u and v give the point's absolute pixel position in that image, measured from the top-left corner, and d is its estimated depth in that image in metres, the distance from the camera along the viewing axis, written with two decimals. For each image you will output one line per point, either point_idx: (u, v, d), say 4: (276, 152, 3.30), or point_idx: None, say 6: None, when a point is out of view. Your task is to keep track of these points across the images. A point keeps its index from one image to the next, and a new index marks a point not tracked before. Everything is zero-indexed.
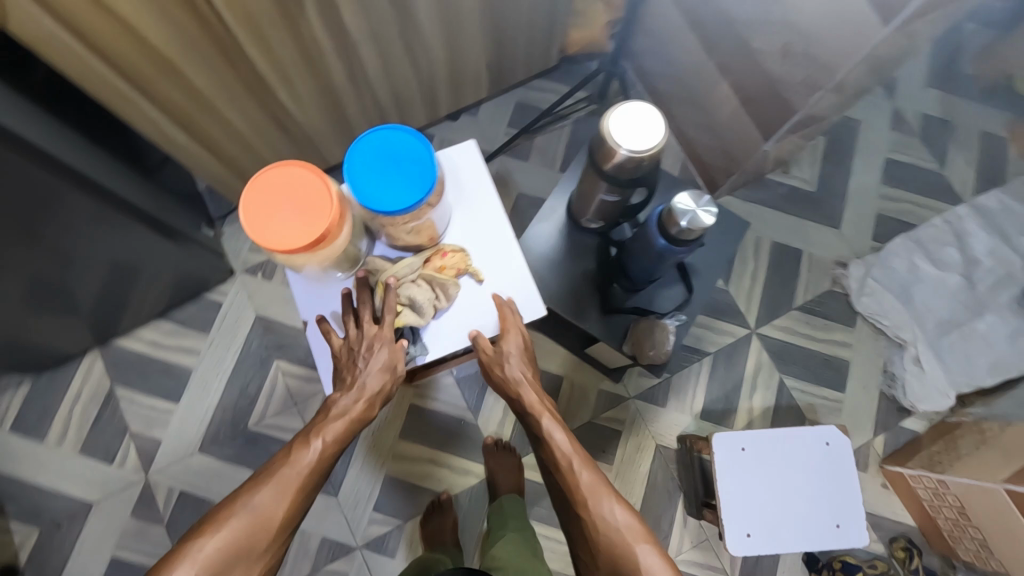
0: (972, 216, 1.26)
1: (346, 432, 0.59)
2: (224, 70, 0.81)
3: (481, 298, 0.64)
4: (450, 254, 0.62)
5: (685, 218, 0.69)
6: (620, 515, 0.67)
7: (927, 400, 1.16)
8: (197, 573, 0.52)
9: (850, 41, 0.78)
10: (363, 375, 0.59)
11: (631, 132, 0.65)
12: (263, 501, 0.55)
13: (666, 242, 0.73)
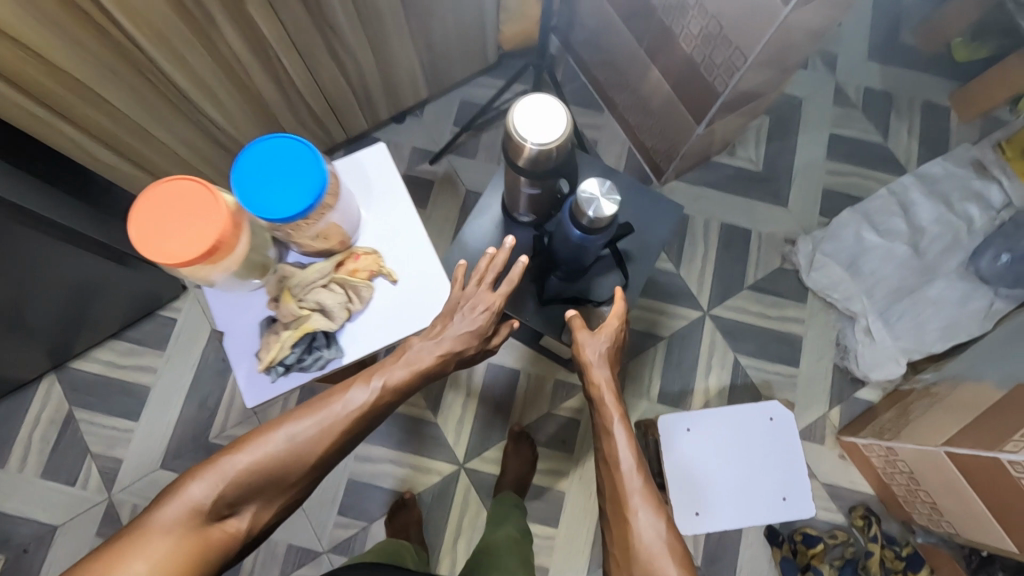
0: (916, 185, 1.28)
1: (397, 389, 0.60)
2: (145, 90, 0.81)
3: (397, 299, 0.64)
4: (362, 256, 0.63)
5: (591, 208, 0.71)
6: (657, 535, 0.61)
7: (879, 370, 1.18)
8: (228, 485, 0.52)
9: (758, 22, 0.79)
10: (456, 327, 0.63)
11: (536, 126, 0.67)
12: (306, 435, 0.55)
13: (580, 233, 0.74)
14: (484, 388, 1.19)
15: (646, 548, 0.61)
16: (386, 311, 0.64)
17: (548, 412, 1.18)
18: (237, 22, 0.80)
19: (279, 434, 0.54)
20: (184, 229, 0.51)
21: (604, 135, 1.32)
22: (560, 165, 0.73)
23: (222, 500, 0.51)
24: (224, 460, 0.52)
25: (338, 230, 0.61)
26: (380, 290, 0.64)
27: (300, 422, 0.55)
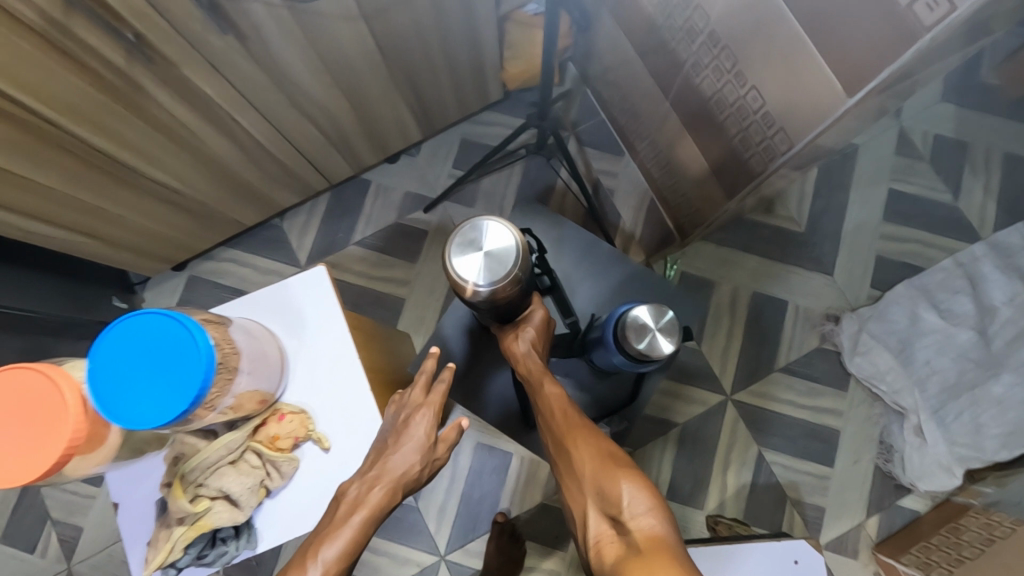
0: (989, 256, 1.09)
1: (349, 542, 0.46)
2: (71, 163, 0.70)
3: (326, 472, 0.53)
4: (287, 419, 0.51)
5: (645, 341, 0.53)
6: (654, 517, 0.46)
7: (928, 480, 1.02)
8: None
9: (804, 105, 0.63)
10: (390, 456, 0.50)
11: (477, 263, 0.55)
12: None
13: (623, 359, 0.56)
14: (471, 472, 1.07)
15: (646, 536, 0.45)
16: (313, 487, 0.52)
17: (541, 503, 1.06)
18: (173, 87, 0.68)
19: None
20: (30, 435, 0.39)
21: (621, 185, 1.16)
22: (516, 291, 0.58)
23: None
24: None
25: (255, 392, 0.49)
26: (309, 458, 0.53)
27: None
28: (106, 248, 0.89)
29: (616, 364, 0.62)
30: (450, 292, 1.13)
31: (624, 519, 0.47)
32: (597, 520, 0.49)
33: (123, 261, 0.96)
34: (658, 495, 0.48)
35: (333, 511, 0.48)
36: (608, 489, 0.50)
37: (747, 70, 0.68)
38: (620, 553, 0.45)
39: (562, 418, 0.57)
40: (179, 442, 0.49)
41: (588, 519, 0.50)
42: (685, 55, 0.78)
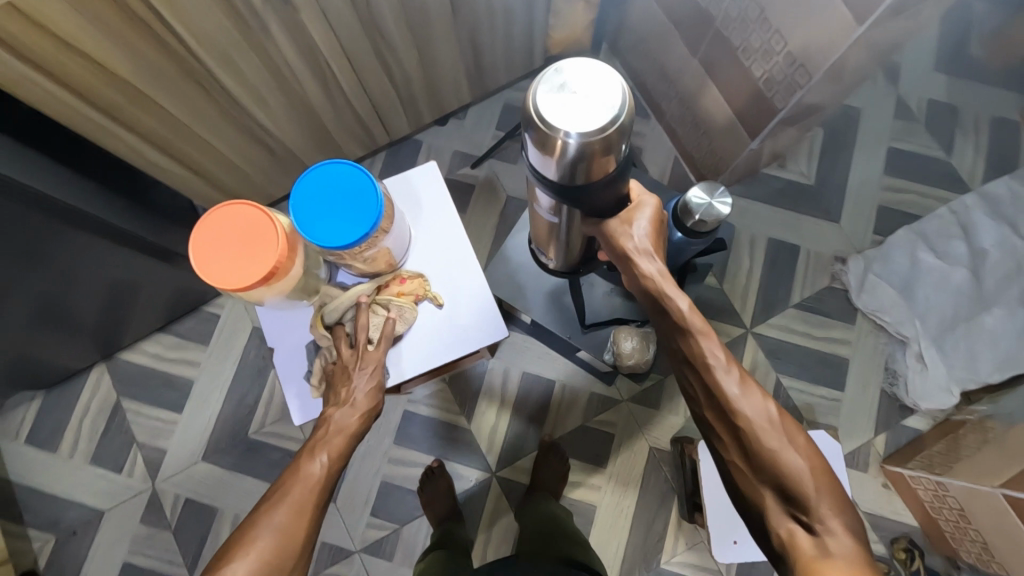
0: (978, 205, 1.21)
1: (328, 464, 0.58)
2: (198, 96, 0.82)
3: (438, 321, 0.71)
4: (408, 280, 0.70)
5: (703, 211, 0.63)
6: (845, 529, 0.52)
7: (930, 399, 1.14)
8: None
9: (825, 38, 0.76)
10: (356, 389, 0.63)
11: (574, 109, 0.46)
12: (282, 525, 0.53)
13: (682, 235, 0.67)
14: (518, 398, 1.18)
15: (839, 546, 0.51)
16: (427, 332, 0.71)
17: (581, 425, 1.17)
18: (290, 31, 0.80)
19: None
20: (246, 252, 0.51)
21: (648, 144, 1.28)
22: (610, 183, 0.54)
23: None
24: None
25: (389, 254, 0.65)
26: (426, 311, 0.71)
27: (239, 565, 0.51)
28: (203, 185, 1.01)
29: (675, 251, 0.73)
30: (496, 240, 1.26)
31: (809, 518, 0.53)
32: (775, 506, 0.54)
33: (212, 202, 1.08)
34: (845, 500, 0.53)
35: (310, 440, 0.60)
36: (798, 492, 0.53)
37: (773, 16, 0.81)
38: (803, 543, 0.52)
39: (724, 380, 0.56)
40: (326, 293, 0.68)
41: (764, 501, 0.55)
42: (715, 12, 0.91)
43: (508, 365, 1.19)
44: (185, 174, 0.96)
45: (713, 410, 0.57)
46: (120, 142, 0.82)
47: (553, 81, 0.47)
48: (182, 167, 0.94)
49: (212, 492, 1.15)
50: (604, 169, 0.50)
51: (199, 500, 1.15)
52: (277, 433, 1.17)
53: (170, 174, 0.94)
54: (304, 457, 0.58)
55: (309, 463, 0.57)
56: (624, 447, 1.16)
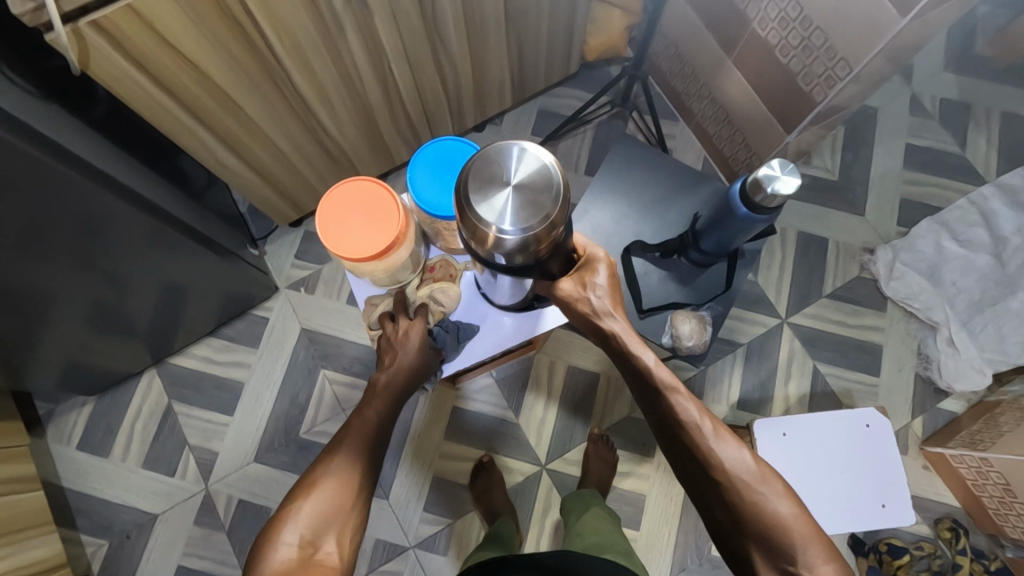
0: (997, 195, 1.26)
1: (379, 423, 0.65)
2: (273, 97, 0.86)
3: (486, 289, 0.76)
4: (436, 267, 0.74)
5: (773, 185, 0.68)
6: (834, 568, 0.56)
7: (963, 380, 1.18)
8: (302, 530, 0.57)
9: (866, 31, 0.82)
10: (403, 355, 0.68)
11: (508, 201, 0.48)
12: (339, 466, 0.61)
13: (749, 210, 0.73)
14: (565, 391, 1.21)
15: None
16: (474, 303, 0.76)
17: (628, 416, 1.20)
18: (362, 33, 0.85)
19: (292, 535, 0.57)
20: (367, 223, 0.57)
21: (680, 144, 1.33)
22: (553, 248, 0.55)
23: (305, 535, 0.57)
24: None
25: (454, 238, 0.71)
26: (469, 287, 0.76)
27: (307, 505, 0.58)
28: (261, 186, 1.05)
29: (739, 229, 0.79)
30: None
31: (796, 564, 0.56)
32: (759, 551, 0.59)
33: (267, 204, 1.12)
34: (828, 542, 0.58)
35: (363, 402, 0.67)
36: (778, 537, 0.57)
37: (813, 14, 0.87)
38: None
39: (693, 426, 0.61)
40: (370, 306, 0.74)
41: (750, 548, 0.59)
42: (753, 13, 0.97)
43: (553, 359, 1.22)
44: (247, 175, 1.00)
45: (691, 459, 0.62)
46: (196, 141, 0.86)
47: (482, 172, 0.48)
48: (246, 168, 0.98)
49: (266, 492, 1.17)
50: (548, 238, 0.52)
51: (252, 500, 1.16)
52: (328, 432, 1.19)
53: (235, 174, 0.98)
54: (357, 419, 0.65)
55: (363, 421, 0.65)
56: None
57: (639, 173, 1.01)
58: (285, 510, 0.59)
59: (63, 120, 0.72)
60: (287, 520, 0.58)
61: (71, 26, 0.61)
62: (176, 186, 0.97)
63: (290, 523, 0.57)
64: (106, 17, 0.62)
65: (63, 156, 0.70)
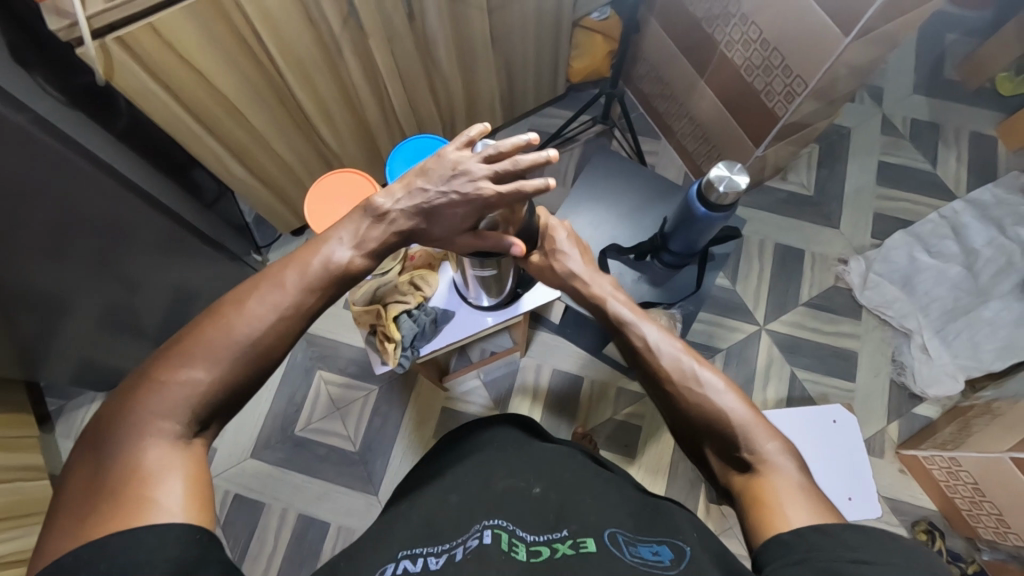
0: (967, 210, 1.32)
1: (326, 282, 0.60)
2: (278, 111, 0.95)
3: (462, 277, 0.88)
4: (416, 255, 0.87)
5: (724, 183, 0.77)
6: (783, 451, 0.58)
7: (937, 386, 1.21)
8: (178, 401, 0.51)
9: (818, 52, 0.89)
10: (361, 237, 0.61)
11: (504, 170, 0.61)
12: (237, 338, 0.54)
13: (706, 210, 0.81)
14: (550, 393, 1.26)
15: (776, 466, 0.57)
16: (449, 292, 0.86)
17: (611, 417, 1.24)
18: (359, 53, 0.93)
19: (205, 375, 0.53)
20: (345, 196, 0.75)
21: (662, 160, 1.41)
22: (521, 228, 0.73)
23: (183, 415, 0.52)
24: (152, 439, 0.50)
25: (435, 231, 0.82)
26: (445, 274, 0.87)
27: (227, 348, 0.54)
28: (266, 195, 1.13)
29: (698, 233, 0.86)
30: None
31: (744, 453, 0.59)
32: (715, 451, 0.61)
33: (272, 212, 1.20)
34: (777, 429, 0.59)
35: (306, 250, 0.61)
36: (721, 427, 0.61)
37: (772, 37, 0.95)
38: (742, 476, 0.58)
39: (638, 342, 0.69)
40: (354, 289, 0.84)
41: (707, 450, 0.62)
42: (721, 38, 1.06)
43: (539, 362, 1.28)
44: (254, 184, 1.08)
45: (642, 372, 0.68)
46: (209, 151, 0.94)
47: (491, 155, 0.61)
48: (253, 177, 1.06)
49: (261, 487, 1.21)
50: (515, 216, 0.66)
51: (248, 495, 1.20)
52: (322, 429, 1.24)
53: (243, 183, 1.06)
54: (297, 263, 0.59)
55: (300, 279, 0.58)
56: (652, 437, 1.23)
57: (617, 184, 1.08)
58: (197, 342, 0.54)
59: (88, 128, 0.80)
60: (198, 351, 0.53)
61: (99, 41, 0.69)
62: (189, 193, 1.05)
63: (201, 362, 0.53)
64: (130, 34, 0.70)
65: (88, 159, 0.78)
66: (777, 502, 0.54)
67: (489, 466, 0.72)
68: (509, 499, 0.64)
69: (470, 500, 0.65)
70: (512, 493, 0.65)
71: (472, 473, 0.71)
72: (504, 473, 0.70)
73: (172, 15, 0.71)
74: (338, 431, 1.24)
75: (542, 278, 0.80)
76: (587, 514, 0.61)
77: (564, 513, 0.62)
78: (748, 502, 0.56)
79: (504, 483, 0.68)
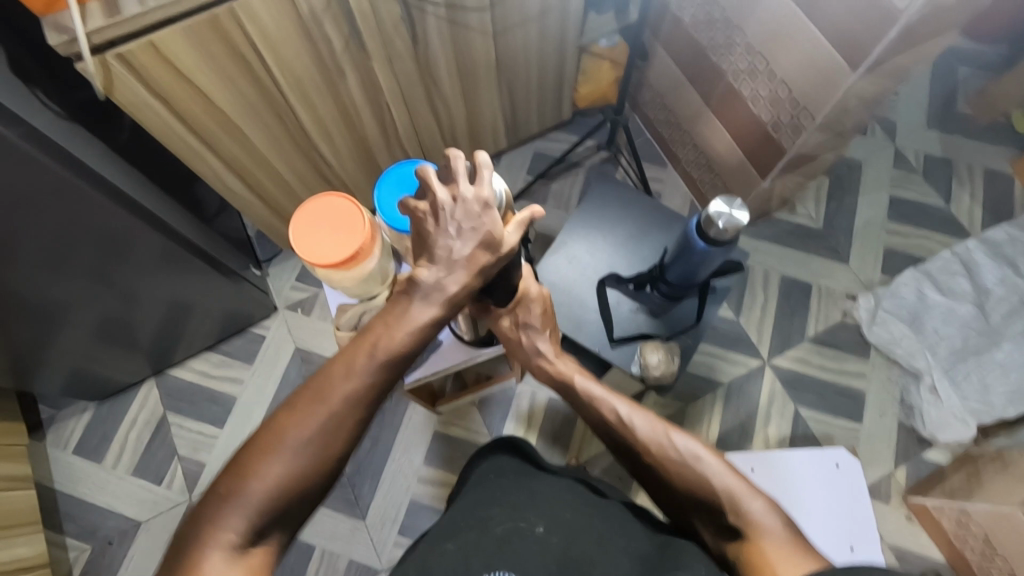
0: (980, 248, 1.28)
1: (382, 372, 0.51)
2: (278, 129, 0.95)
3: None
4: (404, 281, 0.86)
5: (723, 220, 0.75)
6: (769, 510, 0.56)
7: (947, 431, 1.16)
8: (243, 513, 0.48)
9: (825, 85, 0.88)
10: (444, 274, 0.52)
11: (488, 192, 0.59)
12: (292, 448, 0.49)
13: (705, 244, 0.79)
14: (545, 419, 1.23)
15: (765, 529, 0.55)
16: None
17: (606, 448, 1.21)
18: (359, 73, 0.93)
19: (262, 478, 0.49)
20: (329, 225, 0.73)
21: (667, 188, 1.39)
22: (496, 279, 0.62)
23: (250, 527, 0.48)
24: (214, 551, 0.47)
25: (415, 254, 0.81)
26: None
27: (281, 449, 0.49)
28: (266, 211, 1.12)
29: (698, 266, 0.84)
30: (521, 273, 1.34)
31: (730, 518, 0.57)
32: (702, 519, 0.61)
33: (272, 230, 1.20)
34: (759, 487, 0.58)
35: (370, 328, 0.52)
36: (703, 491, 0.60)
37: (777, 69, 0.94)
38: (733, 542, 0.57)
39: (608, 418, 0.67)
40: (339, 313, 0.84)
41: (696, 519, 0.61)
42: (727, 68, 1.04)
43: (535, 390, 1.25)
44: (253, 200, 1.07)
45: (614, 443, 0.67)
46: (208, 167, 0.94)
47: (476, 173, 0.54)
48: (252, 194, 1.05)
49: None
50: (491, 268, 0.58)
51: None
52: None
53: (242, 199, 1.05)
54: (348, 353, 0.52)
55: (355, 366, 0.51)
56: None
57: (617, 213, 1.06)
58: (262, 443, 0.50)
59: (84, 140, 0.80)
60: (261, 453, 0.49)
61: (99, 57, 0.70)
62: (189, 208, 1.05)
63: (258, 464, 0.49)
64: (129, 51, 0.71)
65: (84, 173, 0.78)
66: (772, 566, 0.53)
67: (487, 509, 0.68)
68: (510, 547, 0.62)
69: (466, 548, 0.62)
70: (512, 538, 0.63)
71: (469, 517, 0.68)
72: (503, 513, 0.67)
73: (173, 33, 0.71)
74: None
75: (511, 351, 0.78)
76: (593, 564, 0.60)
77: (567, 562, 0.60)
78: (743, 569, 0.55)
79: (502, 525, 0.65)
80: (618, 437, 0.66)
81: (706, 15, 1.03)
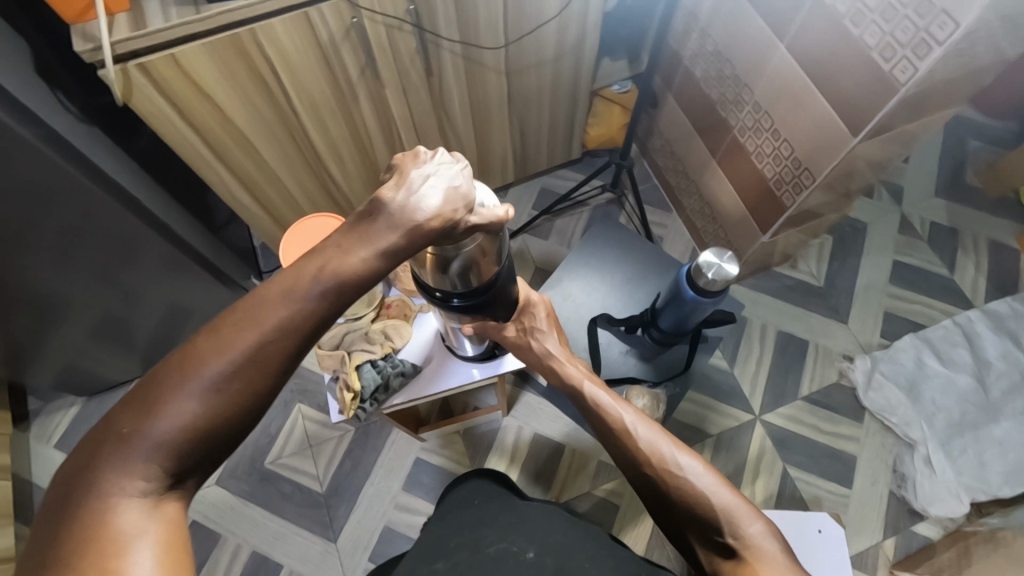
0: (982, 320, 1.27)
1: (328, 295, 0.44)
2: (289, 147, 0.97)
3: (430, 328, 0.86)
4: (393, 305, 0.88)
5: (712, 271, 0.76)
6: (768, 532, 0.53)
7: (940, 505, 1.13)
8: (153, 453, 0.40)
9: (826, 146, 0.88)
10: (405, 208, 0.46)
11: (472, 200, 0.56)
12: (212, 380, 0.41)
13: (694, 293, 0.79)
14: (528, 452, 1.22)
15: (763, 551, 0.52)
16: (423, 346, 0.85)
17: (588, 491, 1.19)
18: (373, 99, 0.96)
19: (176, 417, 0.40)
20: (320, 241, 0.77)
21: (670, 234, 1.40)
22: (497, 294, 0.65)
23: (161, 470, 0.40)
24: (124, 497, 0.39)
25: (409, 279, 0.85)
26: (422, 327, 0.87)
27: (200, 378, 0.41)
28: (271, 225, 1.14)
29: (686, 314, 0.85)
30: None
31: (728, 537, 0.54)
32: (697, 538, 0.57)
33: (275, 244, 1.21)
34: (758, 507, 0.54)
35: (319, 251, 0.44)
36: (700, 512, 0.56)
37: (781, 128, 0.95)
38: (728, 563, 0.54)
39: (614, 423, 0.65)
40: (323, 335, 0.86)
41: (689, 536, 0.58)
42: (734, 122, 1.06)
43: (521, 424, 1.24)
44: (259, 214, 1.09)
45: (618, 446, 0.65)
46: (218, 179, 0.96)
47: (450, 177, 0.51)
48: (258, 207, 1.07)
49: (219, 518, 1.17)
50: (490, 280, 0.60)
51: (205, 525, 1.16)
52: (292, 465, 1.21)
53: (247, 211, 1.07)
54: (290, 275, 0.43)
55: (299, 286, 0.43)
56: (628, 518, 1.17)
57: (614, 255, 1.07)
58: (169, 377, 0.41)
59: (99, 144, 0.83)
60: (170, 385, 0.41)
61: (120, 66, 0.72)
62: (196, 217, 1.07)
63: (175, 397, 0.40)
64: (151, 62, 0.73)
65: (97, 177, 0.80)
66: None
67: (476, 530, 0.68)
68: (501, 567, 0.61)
69: (460, 565, 0.62)
70: (504, 558, 0.62)
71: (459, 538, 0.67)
72: (494, 533, 0.66)
73: (194, 49, 0.74)
74: (306, 470, 1.21)
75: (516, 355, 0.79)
76: None
77: None
78: None
79: (494, 546, 0.64)
80: (623, 447, 0.64)
81: (717, 70, 1.05)
